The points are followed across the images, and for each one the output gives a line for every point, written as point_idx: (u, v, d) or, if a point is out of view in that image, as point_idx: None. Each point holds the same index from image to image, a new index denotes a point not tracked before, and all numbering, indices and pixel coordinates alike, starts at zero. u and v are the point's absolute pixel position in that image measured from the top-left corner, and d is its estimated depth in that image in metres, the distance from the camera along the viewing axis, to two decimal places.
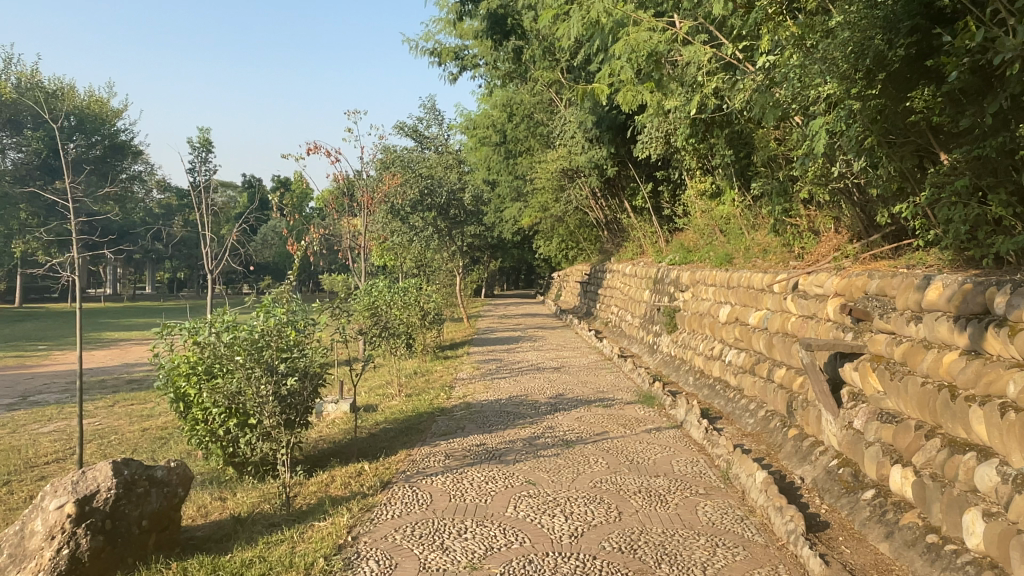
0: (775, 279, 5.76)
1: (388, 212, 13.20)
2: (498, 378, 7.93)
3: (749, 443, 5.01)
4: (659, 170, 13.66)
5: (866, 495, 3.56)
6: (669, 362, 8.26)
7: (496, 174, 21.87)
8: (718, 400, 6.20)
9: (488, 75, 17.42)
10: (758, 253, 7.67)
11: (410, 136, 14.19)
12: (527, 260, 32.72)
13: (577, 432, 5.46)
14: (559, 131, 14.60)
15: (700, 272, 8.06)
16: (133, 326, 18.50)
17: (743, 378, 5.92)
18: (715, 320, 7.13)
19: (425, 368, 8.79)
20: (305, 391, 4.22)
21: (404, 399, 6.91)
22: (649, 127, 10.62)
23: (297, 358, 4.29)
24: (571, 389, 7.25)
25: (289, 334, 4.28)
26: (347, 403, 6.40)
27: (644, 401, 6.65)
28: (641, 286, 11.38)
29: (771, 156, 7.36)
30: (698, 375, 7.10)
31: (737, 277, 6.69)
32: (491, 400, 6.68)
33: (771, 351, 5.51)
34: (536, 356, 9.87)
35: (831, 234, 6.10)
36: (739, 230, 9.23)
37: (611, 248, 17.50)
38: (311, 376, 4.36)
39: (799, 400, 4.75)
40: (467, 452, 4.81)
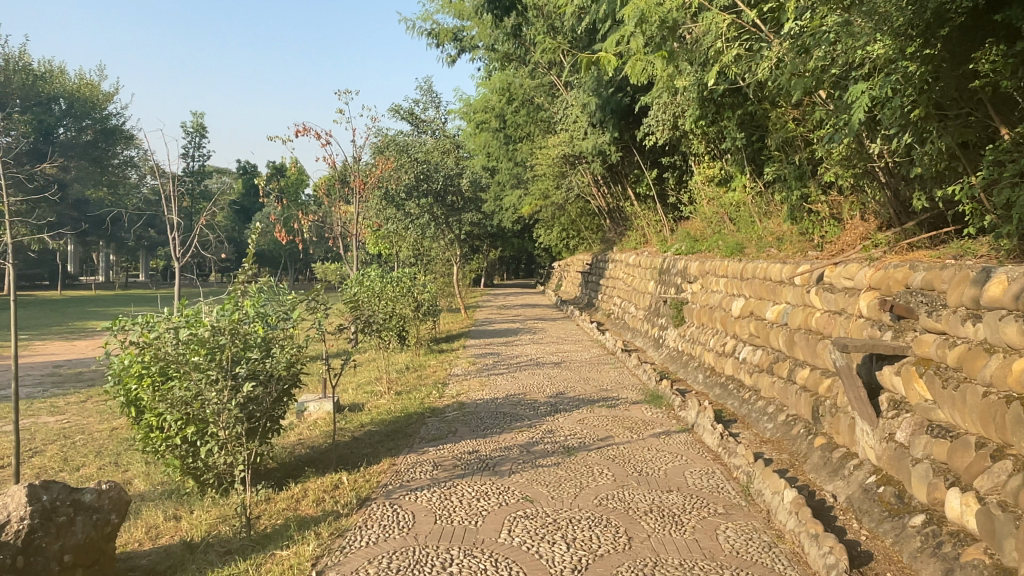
0: (796, 270, 5.26)
1: (382, 198, 12.67)
2: (494, 374, 7.45)
3: (769, 452, 4.54)
4: (665, 155, 13.13)
5: (915, 521, 3.09)
6: (676, 357, 7.78)
7: (495, 160, 21.32)
8: (732, 401, 5.72)
9: (487, 58, 16.88)
10: (773, 242, 7.18)
11: (406, 119, 13.64)
12: (527, 249, 32.23)
13: (579, 437, 4.97)
14: (561, 115, 14.09)
15: (709, 262, 7.56)
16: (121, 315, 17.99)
17: (760, 379, 5.43)
18: (726, 314, 6.65)
19: (418, 362, 8.29)
20: (271, 397, 3.73)
21: (393, 398, 6.42)
22: (656, 109, 10.09)
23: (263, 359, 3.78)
24: (572, 387, 6.75)
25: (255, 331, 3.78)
26: (330, 403, 5.91)
27: (651, 401, 6.16)
28: (645, 276, 10.88)
29: (789, 138, 6.85)
30: (708, 373, 6.61)
31: (752, 268, 6.18)
32: (487, 399, 6.20)
33: (792, 349, 5.02)
34: (535, 349, 9.38)
35: (856, 221, 5.61)
36: (751, 217, 8.73)
37: (614, 237, 17.01)
38: (279, 379, 3.86)
39: (827, 405, 4.27)
40: (457, 460, 4.34)
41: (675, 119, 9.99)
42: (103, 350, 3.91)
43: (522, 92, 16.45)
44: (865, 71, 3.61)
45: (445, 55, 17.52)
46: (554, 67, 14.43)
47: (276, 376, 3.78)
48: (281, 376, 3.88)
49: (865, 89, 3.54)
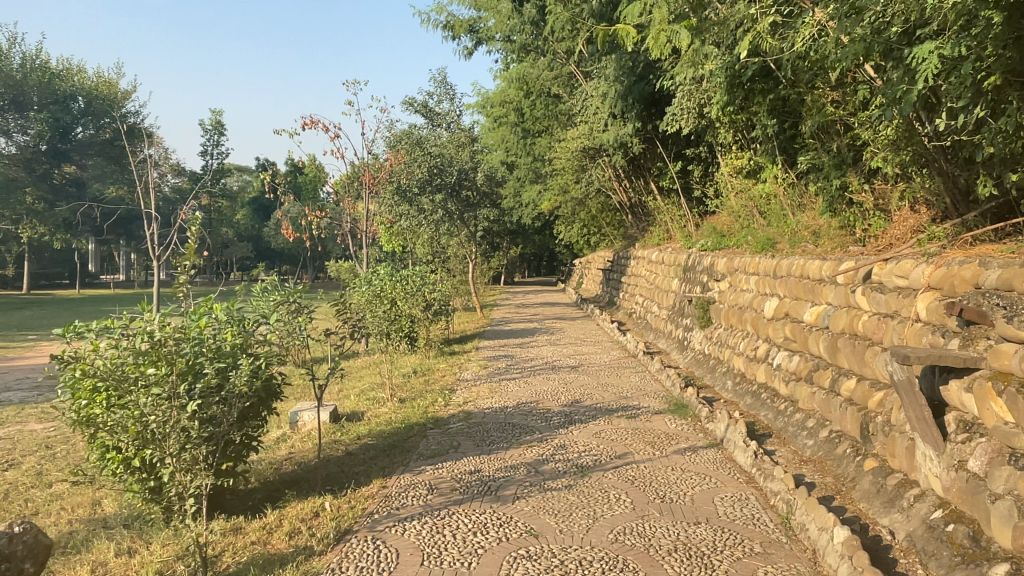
0: (839, 267, 4.71)
1: (394, 193, 12.22)
2: (505, 379, 6.96)
3: (811, 475, 4.00)
4: (689, 146, 12.55)
5: (995, 571, 2.55)
6: (702, 360, 7.24)
7: (514, 156, 20.84)
8: (766, 413, 5.17)
9: (503, 50, 16.37)
10: (808, 237, 6.61)
11: (420, 112, 13.19)
12: (548, 246, 31.69)
13: (595, 454, 4.46)
14: (581, 106, 13.57)
15: (738, 258, 7.01)
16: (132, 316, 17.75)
17: (798, 389, 4.88)
18: (758, 316, 6.09)
19: (426, 366, 7.83)
20: (232, 416, 3.34)
21: (395, 406, 5.97)
22: (680, 96, 9.53)
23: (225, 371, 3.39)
24: (589, 394, 6.24)
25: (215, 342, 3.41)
26: (326, 412, 5.47)
27: (675, 411, 5.64)
28: (669, 274, 10.32)
29: (827, 122, 6.27)
30: (738, 380, 6.07)
31: (787, 265, 5.63)
32: (496, 408, 5.71)
33: (836, 357, 4.47)
34: (551, 352, 8.88)
35: (907, 212, 5.03)
36: (782, 209, 8.15)
37: (636, 233, 16.42)
38: (248, 395, 3.47)
39: (879, 424, 3.72)
40: (456, 483, 3.85)
41: (700, 106, 9.43)
42: (52, 359, 3.35)
43: (540, 84, 15.95)
44: (933, 28, 3.07)
45: (462, 48, 17.08)
46: (573, 56, 13.91)
47: (241, 391, 3.37)
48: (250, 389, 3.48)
49: (932, 48, 2.98)
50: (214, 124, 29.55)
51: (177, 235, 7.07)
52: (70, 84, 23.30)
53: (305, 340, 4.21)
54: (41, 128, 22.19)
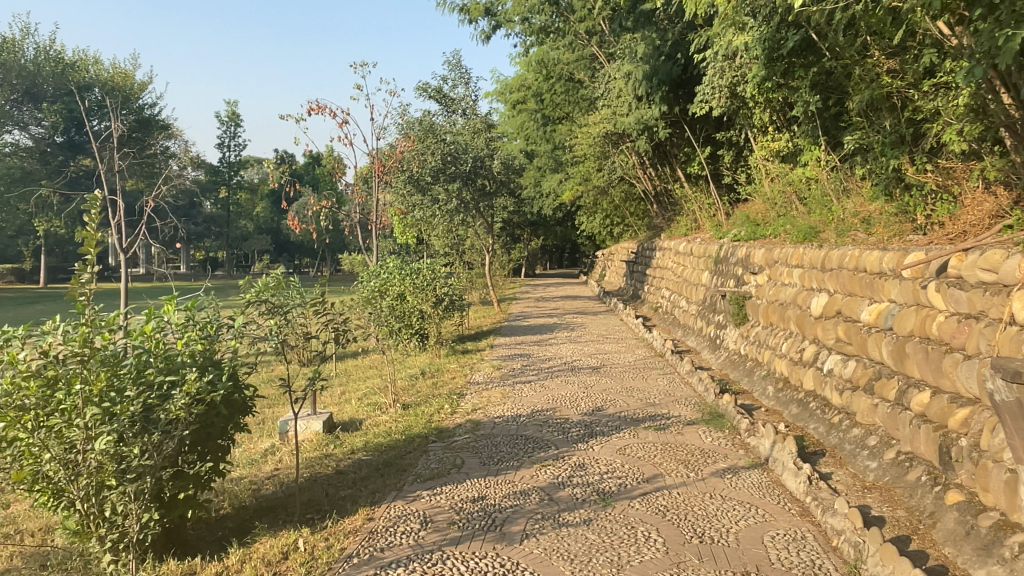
0: (904, 259, 4.04)
1: (406, 181, 11.69)
2: (520, 382, 6.36)
3: (878, 510, 3.35)
4: (719, 130, 11.83)
5: None
6: (737, 361, 6.59)
7: (534, 144, 20.20)
8: (817, 427, 4.51)
9: (522, 33, 15.80)
10: (859, 225, 5.91)
11: (434, 97, 12.61)
12: (570, 237, 31.03)
13: (619, 477, 3.84)
14: (602, 89, 12.95)
15: (778, 249, 6.34)
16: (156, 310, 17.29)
17: (855, 400, 4.22)
18: (804, 313, 5.42)
19: (436, 366, 7.29)
20: (174, 444, 2.78)
21: (398, 413, 5.42)
22: (711, 73, 8.83)
23: (166, 390, 2.84)
24: (613, 401, 5.62)
25: (156, 355, 2.92)
26: (319, 421, 4.92)
27: (710, 422, 5.00)
28: (698, 266, 9.64)
29: (882, 95, 5.60)
30: (781, 386, 5.41)
31: (839, 256, 4.96)
32: (508, 417, 5.11)
33: (903, 365, 3.81)
34: (570, 350, 8.26)
35: (980, 193, 4.35)
36: (824, 194, 7.43)
37: (661, 223, 15.70)
38: (196, 417, 2.93)
39: (966, 448, 3.06)
40: (454, 516, 3.26)
41: (733, 84, 8.74)
42: None
43: (561, 67, 15.28)
44: None
45: (479, 32, 16.47)
46: (595, 36, 13.26)
47: (183, 415, 2.79)
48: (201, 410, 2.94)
49: None
50: (231, 116, 29.29)
51: (143, 229, 6.58)
52: (86, 75, 23.16)
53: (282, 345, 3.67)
54: (56, 120, 22.11)
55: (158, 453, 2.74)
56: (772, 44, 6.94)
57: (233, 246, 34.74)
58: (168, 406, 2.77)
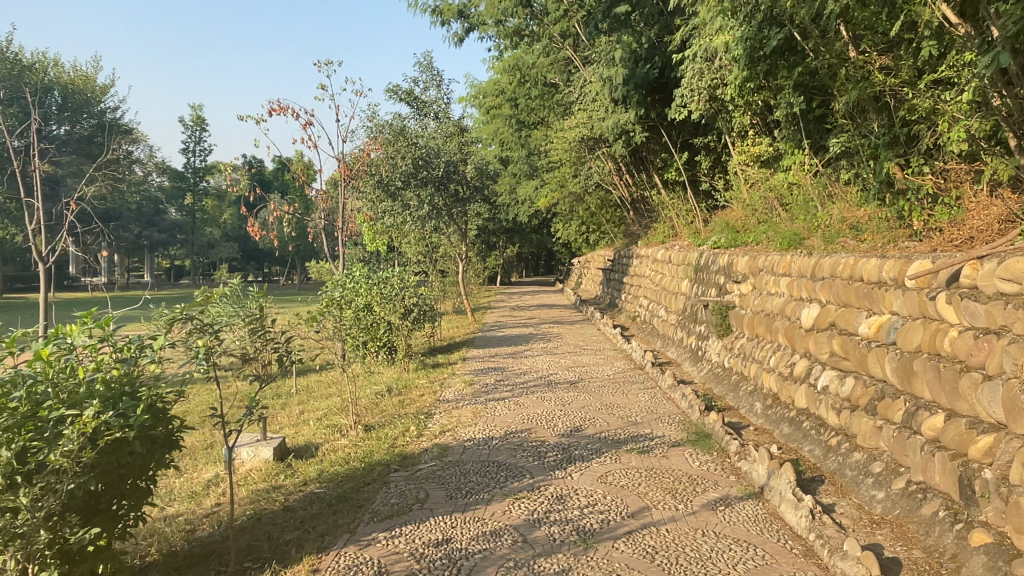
0: (909, 268, 3.71)
1: (374, 185, 11.22)
2: (493, 399, 5.93)
3: (891, 550, 3.00)
4: (697, 135, 11.56)
5: None
6: (721, 375, 6.26)
7: (508, 149, 19.85)
8: (813, 449, 4.17)
9: (495, 37, 15.49)
10: (847, 231, 5.62)
11: (405, 100, 12.19)
12: (545, 245, 30.69)
13: (601, 511, 3.44)
14: (578, 93, 12.66)
15: (763, 257, 6.02)
16: (130, 316, 16.29)
17: (854, 420, 3.89)
18: (793, 325, 5.08)
19: (403, 382, 6.84)
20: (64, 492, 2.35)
21: (358, 436, 4.98)
22: (690, 75, 8.53)
23: (55, 429, 2.40)
24: (592, 420, 5.21)
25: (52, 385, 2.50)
26: (268, 448, 4.48)
27: (697, 443, 4.63)
28: (677, 275, 9.32)
29: (873, 93, 5.31)
30: (770, 403, 5.06)
31: (831, 264, 4.64)
32: (478, 441, 4.68)
33: (911, 384, 3.47)
34: (546, 363, 7.85)
35: (986, 196, 4.05)
36: (808, 200, 7.15)
37: (638, 230, 15.39)
38: (96, 460, 2.48)
39: (991, 480, 2.72)
40: (412, 565, 2.84)
41: (712, 87, 8.45)
42: None
43: (536, 71, 14.97)
44: None
45: (451, 34, 16.11)
46: (570, 39, 12.98)
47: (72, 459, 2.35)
48: (101, 451, 2.51)
49: None
50: (197, 121, 28.58)
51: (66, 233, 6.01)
52: (44, 76, 22.37)
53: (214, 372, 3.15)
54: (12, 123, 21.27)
55: (41, 509, 2.30)
56: (754, 43, 6.65)
57: (199, 254, 33.82)
58: (52, 451, 2.35)
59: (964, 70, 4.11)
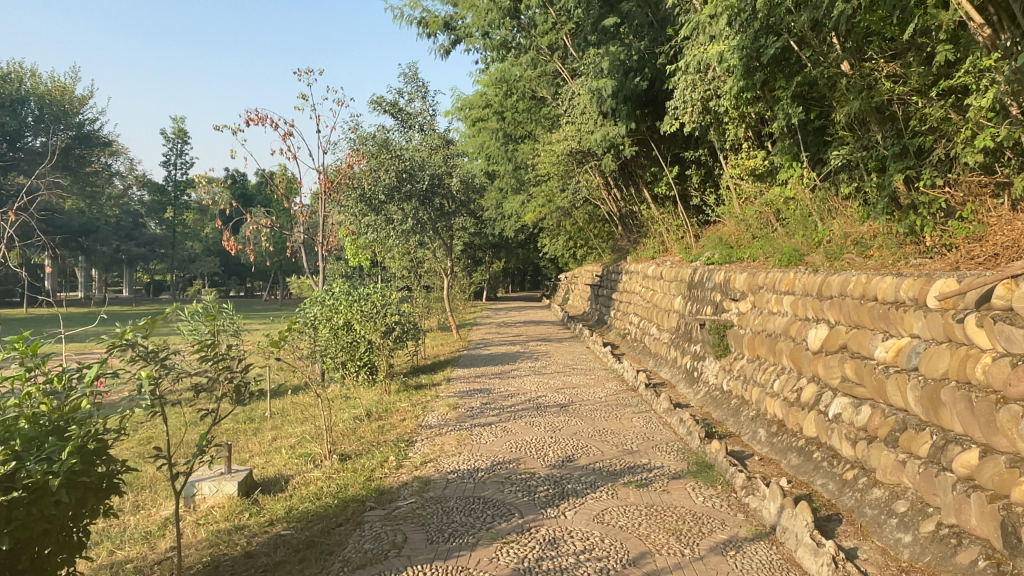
0: (931, 287, 3.41)
1: (356, 199, 10.88)
2: (479, 425, 5.56)
3: None
4: (688, 148, 11.33)
5: None
6: (720, 398, 5.94)
7: (494, 163, 19.59)
8: (827, 483, 3.85)
9: (481, 49, 15.27)
10: (852, 247, 5.35)
11: (389, 112, 11.88)
12: (532, 259, 30.44)
13: (599, 559, 3.08)
14: (566, 106, 12.43)
15: (763, 274, 5.74)
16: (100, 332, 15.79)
17: (873, 454, 3.57)
18: (799, 347, 4.78)
19: (384, 405, 6.46)
20: None
21: (333, 467, 4.60)
22: (683, 87, 8.28)
23: None
24: (585, 448, 4.86)
25: None
26: (232, 483, 4.08)
27: (699, 475, 4.30)
28: (669, 291, 9.04)
29: (880, 103, 5.05)
30: (775, 430, 4.75)
31: (840, 283, 4.34)
32: (463, 473, 4.31)
33: (938, 415, 3.15)
34: (535, 384, 7.48)
35: (1009, 211, 3.78)
36: (806, 214, 6.88)
37: (626, 246, 15.13)
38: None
39: None
40: None
41: (706, 99, 8.20)
42: None
43: (523, 84, 14.75)
44: None
45: (437, 46, 15.87)
46: (558, 51, 12.76)
47: None
48: (13, 505, 2.16)
49: None
50: (178, 133, 28.14)
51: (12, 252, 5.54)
52: None
53: (164, 406, 2.79)
54: None
55: None
56: (751, 53, 6.39)
57: (179, 268, 33.21)
58: None
59: (985, 76, 3.84)
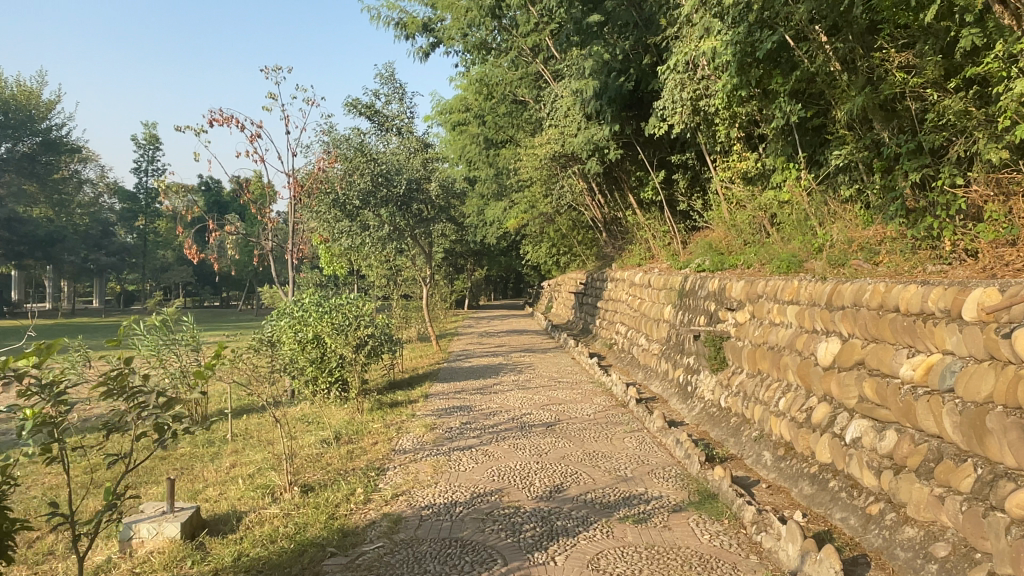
0: (967, 297, 3.00)
1: (329, 204, 10.38)
2: (458, 449, 5.09)
3: None
4: (674, 152, 10.97)
5: None
6: (718, 416, 5.52)
7: (475, 169, 19.17)
8: (847, 518, 3.43)
9: (461, 51, 14.87)
10: (859, 252, 4.97)
11: (365, 114, 11.40)
12: (514, 267, 30.01)
13: None
14: (548, 108, 12.03)
15: (763, 282, 5.34)
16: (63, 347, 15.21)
17: (903, 487, 3.16)
18: (808, 362, 4.36)
19: (356, 426, 5.97)
20: None
21: (292, 502, 4.10)
22: (671, 86, 7.91)
23: None
24: (575, 475, 4.40)
25: None
26: (174, 525, 3.55)
27: (703, 507, 3.86)
28: (658, 300, 8.63)
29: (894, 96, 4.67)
30: (783, 453, 4.34)
31: (854, 292, 3.93)
32: (439, 508, 3.84)
33: (983, 445, 2.73)
34: (518, 401, 7.01)
35: None
36: (804, 218, 6.51)
37: (611, 253, 14.74)
38: None
39: None
40: None
41: (696, 99, 7.81)
42: None
43: (503, 87, 14.34)
44: None
45: (416, 49, 15.46)
46: (540, 52, 12.38)
47: None
48: None
49: None
50: (150, 139, 27.45)
51: None
52: None
53: (63, 445, 2.40)
54: None
55: None
56: (746, 48, 6.00)
57: (152, 277, 32.41)
58: None
59: (1020, 62, 3.46)
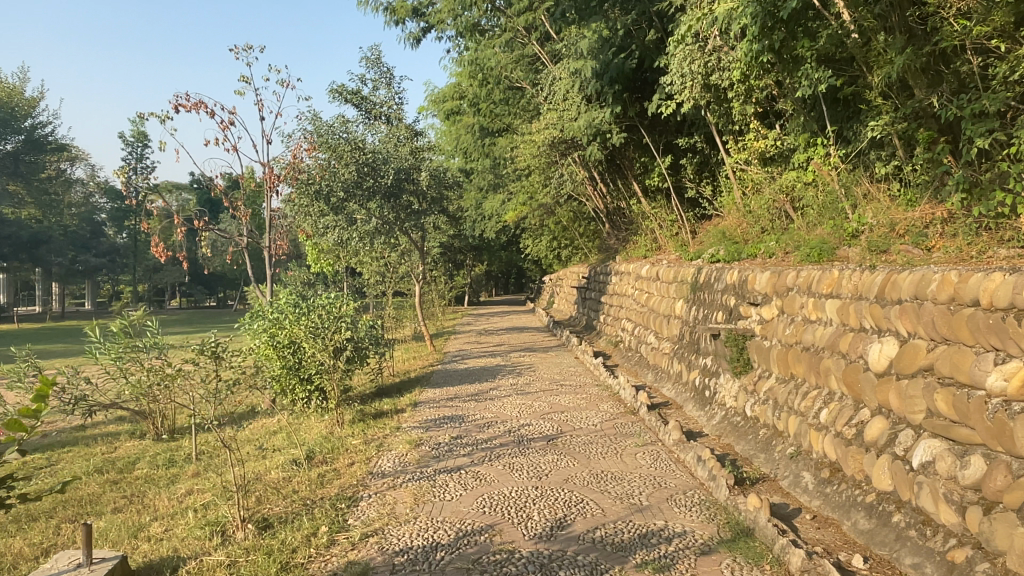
0: None
1: (312, 197, 9.70)
2: (444, 471, 4.41)
3: None
4: (681, 135, 10.27)
5: None
6: (743, 426, 4.84)
7: (472, 160, 18.47)
8: (922, 565, 2.75)
9: (453, 35, 14.16)
10: (908, 236, 4.27)
11: (351, 100, 10.71)
12: (515, 262, 29.27)
13: None
14: (546, 92, 11.34)
15: (795, 273, 4.64)
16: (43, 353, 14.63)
17: (1000, 530, 2.48)
18: (856, 366, 3.66)
19: (331, 442, 5.28)
20: None
21: (241, 544, 3.42)
22: (678, 58, 7.14)
23: None
24: (580, 505, 3.72)
25: None
26: None
27: (737, 546, 3.18)
28: (667, 294, 7.94)
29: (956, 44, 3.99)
30: (828, 476, 3.66)
31: (915, 281, 3.22)
32: (417, 552, 3.16)
33: None
34: (516, 408, 6.34)
35: None
36: (832, 201, 5.81)
37: (614, 245, 14.03)
38: None
39: None
40: None
41: (707, 73, 7.10)
42: None
43: (498, 72, 13.63)
44: None
45: (407, 35, 14.76)
46: (536, 32, 11.67)
47: None
48: None
49: None
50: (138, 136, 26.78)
51: None
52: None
53: None
54: None
55: None
56: (768, 8, 5.19)
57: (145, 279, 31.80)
58: None
59: None
